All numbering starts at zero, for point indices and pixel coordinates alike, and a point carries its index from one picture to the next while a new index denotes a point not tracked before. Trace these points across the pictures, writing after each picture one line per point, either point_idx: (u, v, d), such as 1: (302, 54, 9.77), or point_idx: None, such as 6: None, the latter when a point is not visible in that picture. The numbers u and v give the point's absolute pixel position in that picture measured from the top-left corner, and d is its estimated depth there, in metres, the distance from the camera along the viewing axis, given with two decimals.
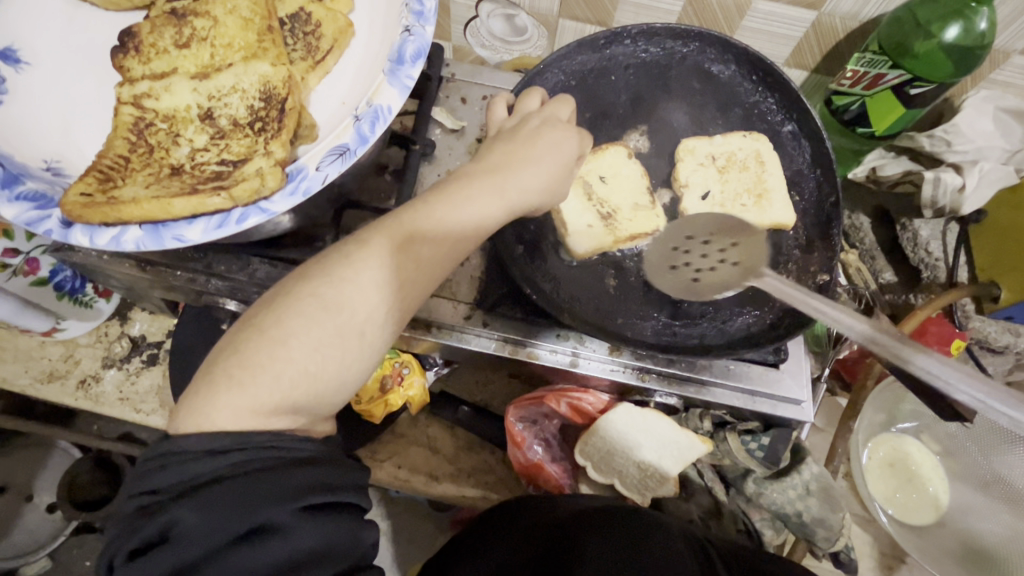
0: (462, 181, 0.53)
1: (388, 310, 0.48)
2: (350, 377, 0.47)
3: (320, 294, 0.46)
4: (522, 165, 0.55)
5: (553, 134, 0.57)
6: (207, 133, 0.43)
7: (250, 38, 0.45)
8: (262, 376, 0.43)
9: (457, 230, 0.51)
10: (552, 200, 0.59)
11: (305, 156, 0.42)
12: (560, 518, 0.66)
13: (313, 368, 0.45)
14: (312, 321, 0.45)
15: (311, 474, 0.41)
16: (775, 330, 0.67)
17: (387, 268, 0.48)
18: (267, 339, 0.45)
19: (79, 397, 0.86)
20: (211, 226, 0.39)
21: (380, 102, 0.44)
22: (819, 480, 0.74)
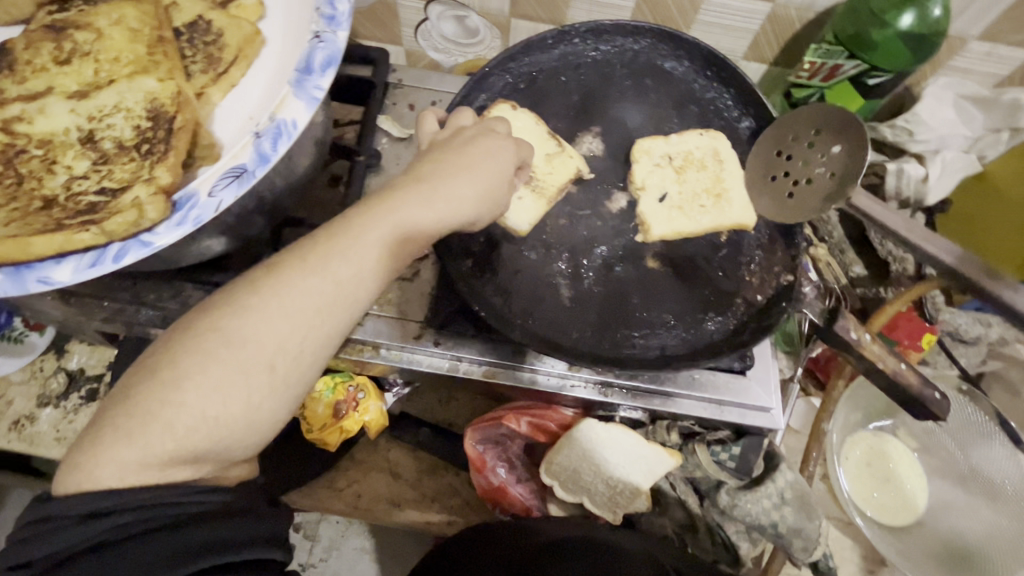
0: (387, 191, 0.48)
1: (304, 341, 0.42)
2: (261, 418, 0.41)
3: (222, 328, 0.41)
4: (455, 170, 0.50)
5: (487, 142, 0.54)
6: (87, 159, 0.39)
7: (140, 52, 0.41)
8: (151, 426, 0.38)
9: (384, 245, 0.46)
10: (495, 211, 0.55)
11: (197, 180, 0.37)
12: (516, 555, 0.62)
13: (214, 413, 0.40)
14: (209, 359, 0.40)
15: (202, 534, 0.38)
16: (738, 336, 0.64)
17: (301, 292, 0.43)
18: (158, 383, 0.39)
19: (11, 440, 0.80)
20: (84, 264, 0.35)
21: (285, 117, 0.40)
22: (794, 488, 0.72)
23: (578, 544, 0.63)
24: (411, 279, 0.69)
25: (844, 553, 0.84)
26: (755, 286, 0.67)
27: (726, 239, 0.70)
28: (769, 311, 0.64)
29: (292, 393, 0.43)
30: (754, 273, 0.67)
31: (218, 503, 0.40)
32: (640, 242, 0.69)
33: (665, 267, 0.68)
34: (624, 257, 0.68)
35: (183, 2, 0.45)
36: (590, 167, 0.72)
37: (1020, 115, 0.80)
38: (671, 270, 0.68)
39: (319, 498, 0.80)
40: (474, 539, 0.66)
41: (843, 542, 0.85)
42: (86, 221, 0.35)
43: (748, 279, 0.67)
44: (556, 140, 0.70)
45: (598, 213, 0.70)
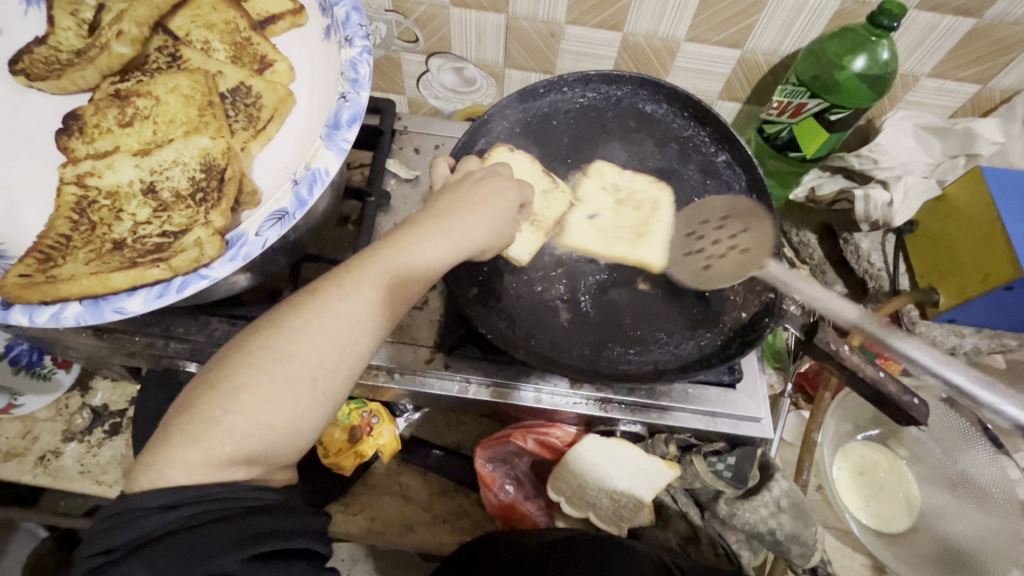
0: (411, 225, 0.55)
1: (343, 356, 0.48)
2: (304, 425, 0.46)
3: (272, 346, 0.46)
4: (469, 207, 0.58)
5: (494, 182, 0.61)
6: (149, 207, 0.45)
7: (192, 114, 0.48)
8: (214, 429, 0.43)
9: (409, 274, 0.52)
10: (502, 243, 0.62)
11: (245, 223, 0.43)
12: (530, 550, 0.66)
13: (267, 419, 0.44)
14: (264, 371, 0.45)
15: (265, 523, 0.41)
16: (726, 350, 0.69)
17: (339, 313, 0.48)
18: (217, 393, 0.44)
19: (37, 475, 0.83)
20: (152, 296, 0.40)
21: (318, 166, 0.46)
22: (789, 496, 0.75)
23: (588, 540, 0.68)
24: (421, 307, 0.74)
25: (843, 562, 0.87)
26: (739, 303, 0.72)
27: (710, 261, 0.76)
28: (753, 326, 0.70)
29: (329, 403, 0.48)
30: (739, 292, 0.73)
31: (272, 500, 0.44)
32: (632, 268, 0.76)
33: (656, 290, 0.74)
34: (617, 282, 0.74)
35: (224, 67, 0.51)
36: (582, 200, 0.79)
37: (974, 142, 0.88)
38: (662, 292, 0.74)
39: (334, 523, 0.83)
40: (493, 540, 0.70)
41: (842, 551, 0.88)
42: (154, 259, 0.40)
43: (733, 297, 0.73)
44: (550, 178, 0.77)
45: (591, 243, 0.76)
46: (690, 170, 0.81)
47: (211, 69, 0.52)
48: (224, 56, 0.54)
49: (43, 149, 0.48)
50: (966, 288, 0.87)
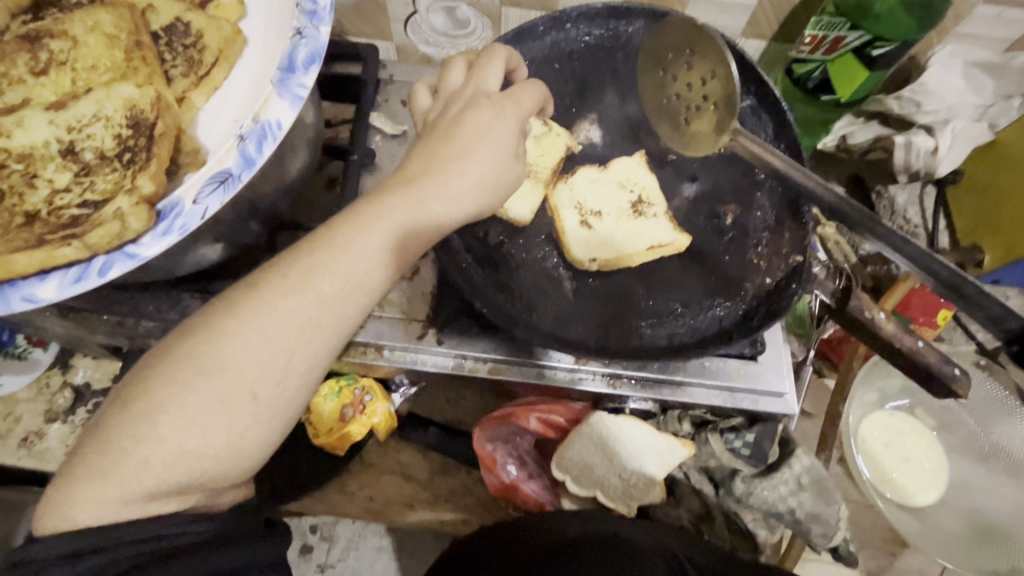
0: (373, 198, 0.46)
1: (290, 364, 0.42)
2: (246, 446, 0.42)
3: (199, 354, 0.41)
4: (442, 173, 0.47)
5: (478, 126, 0.50)
6: (69, 171, 0.38)
7: (118, 58, 0.40)
8: (125, 464, 0.39)
9: (367, 259, 0.44)
10: (498, 197, 0.51)
11: (181, 188, 0.36)
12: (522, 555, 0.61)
13: (194, 444, 0.40)
14: (192, 389, 0.40)
15: (199, 564, 0.40)
16: (749, 321, 0.62)
17: (278, 313, 0.42)
18: (135, 415, 0.40)
19: (22, 457, 0.80)
20: (69, 280, 0.33)
21: (268, 117, 0.38)
22: (811, 473, 0.71)
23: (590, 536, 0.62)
24: (410, 278, 0.67)
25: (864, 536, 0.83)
26: (763, 269, 0.65)
27: (731, 223, 0.69)
28: (780, 293, 0.63)
29: (279, 416, 0.43)
30: (763, 256, 0.66)
31: (208, 534, 0.42)
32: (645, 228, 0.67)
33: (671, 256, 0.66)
34: (632, 241, 0.66)
35: (156, 2, 0.44)
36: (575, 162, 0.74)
37: None
38: (677, 258, 0.66)
39: (332, 503, 0.79)
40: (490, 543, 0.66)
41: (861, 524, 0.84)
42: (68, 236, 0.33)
43: (757, 262, 0.66)
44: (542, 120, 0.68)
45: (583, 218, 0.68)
46: None
47: (141, 5, 0.44)
48: None
49: None
50: (1015, 246, 0.79)
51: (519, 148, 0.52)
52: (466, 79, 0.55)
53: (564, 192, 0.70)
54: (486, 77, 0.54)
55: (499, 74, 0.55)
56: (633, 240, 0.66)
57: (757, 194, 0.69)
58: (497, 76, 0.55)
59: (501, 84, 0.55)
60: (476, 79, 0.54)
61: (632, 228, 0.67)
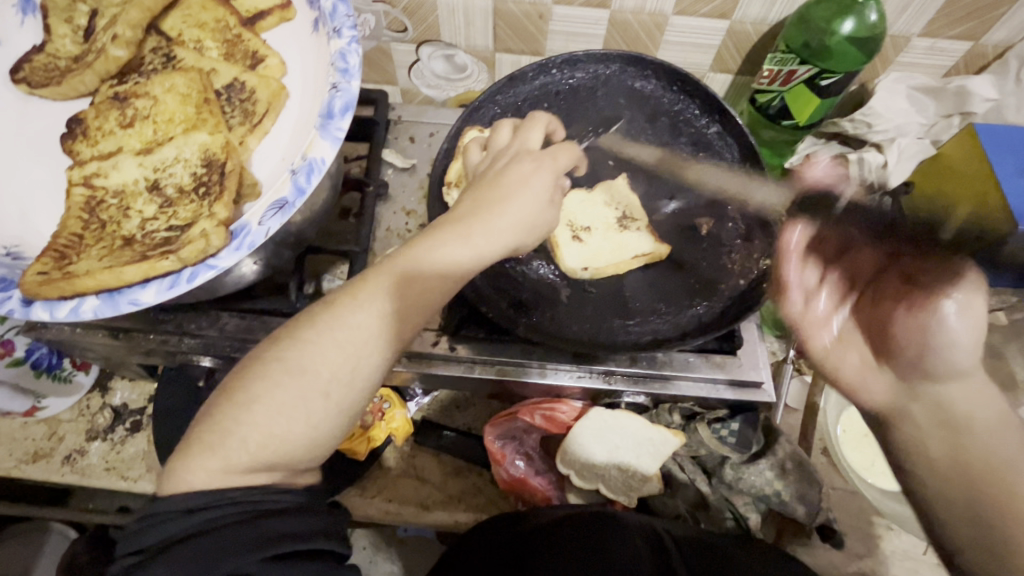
0: (430, 234, 0.55)
1: (357, 370, 0.50)
2: (319, 437, 0.49)
3: (288, 356, 0.49)
4: (487, 211, 0.56)
5: (519, 174, 0.59)
6: (154, 203, 0.47)
7: (190, 112, 0.50)
8: (230, 440, 0.46)
9: (426, 283, 0.53)
10: (533, 236, 0.59)
11: (248, 213, 0.45)
12: (532, 535, 0.69)
13: (281, 430, 0.47)
14: (282, 384, 0.48)
15: (280, 525, 0.44)
16: (726, 317, 0.70)
17: (351, 326, 0.50)
18: (235, 404, 0.47)
19: (66, 473, 0.86)
20: (164, 288, 0.42)
21: (314, 155, 0.47)
22: (793, 458, 0.78)
23: (584, 519, 0.71)
24: None
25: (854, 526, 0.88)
26: (737, 272, 0.74)
27: (706, 232, 0.77)
28: (750, 293, 0.71)
29: (343, 414, 0.50)
30: (735, 259, 0.75)
31: (289, 503, 0.46)
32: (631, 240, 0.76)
33: (655, 265, 0.75)
34: (622, 255, 0.74)
35: (218, 66, 0.53)
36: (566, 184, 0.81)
37: (968, 100, 0.88)
38: (661, 266, 0.75)
39: (354, 506, 0.85)
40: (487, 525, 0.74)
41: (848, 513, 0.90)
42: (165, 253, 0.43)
43: (729, 266, 0.74)
44: None
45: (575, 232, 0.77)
46: (684, 143, 0.81)
47: (205, 68, 0.53)
48: (217, 54, 0.55)
49: (47, 153, 0.50)
50: (962, 247, 0.89)
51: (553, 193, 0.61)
52: (511, 138, 0.65)
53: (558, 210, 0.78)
54: (528, 134, 0.65)
55: (537, 133, 0.65)
56: (620, 252, 0.75)
57: (728, 208, 0.78)
58: (539, 133, 0.65)
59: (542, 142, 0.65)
60: (520, 135, 0.65)
61: (618, 240, 0.76)
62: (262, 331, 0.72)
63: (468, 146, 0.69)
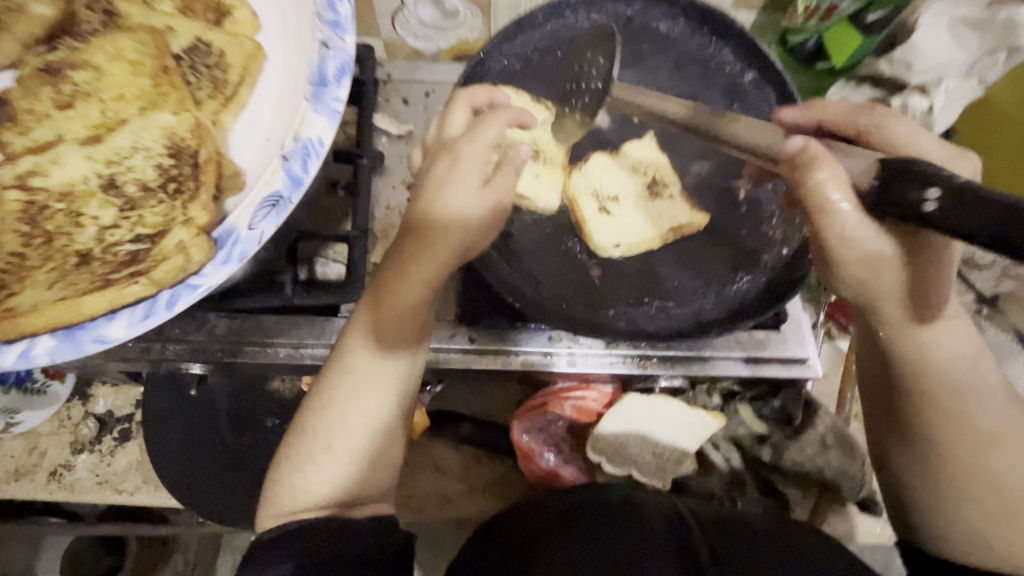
0: (383, 272, 0.55)
1: (344, 422, 0.53)
2: (342, 479, 0.53)
3: (296, 423, 0.55)
4: (421, 233, 0.53)
5: (444, 177, 0.53)
6: (111, 205, 0.38)
7: (144, 84, 0.39)
8: (272, 502, 0.53)
9: (389, 319, 0.53)
10: (489, 226, 0.55)
11: (233, 215, 0.36)
12: (543, 521, 0.61)
13: (302, 487, 0.52)
14: (293, 449, 0.54)
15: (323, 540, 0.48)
16: (773, 290, 0.63)
17: (332, 384, 0.54)
18: (274, 472, 0.55)
19: (55, 490, 0.79)
20: (137, 318, 0.34)
21: (306, 134, 0.38)
22: (835, 431, 0.74)
23: (597, 506, 0.63)
24: None
25: None
26: (778, 240, 0.66)
27: (744, 195, 0.69)
28: (797, 261, 0.64)
29: (361, 460, 0.54)
30: (777, 226, 0.66)
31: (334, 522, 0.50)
32: (665, 210, 0.68)
33: (690, 235, 0.67)
34: (657, 228, 0.67)
35: (175, 23, 0.43)
36: (586, 146, 0.71)
37: None
38: (697, 236, 0.67)
39: None
40: (486, 530, 0.65)
41: None
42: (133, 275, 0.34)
43: (772, 232, 0.66)
44: (544, 105, 0.69)
45: (601, 203, 0.68)
46: (716, 94, 0.72)
47: (157, 27, 0.42)
48: (171, 7, 0.44)
49: None
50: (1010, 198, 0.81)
51: (493, 176, 0.54)
52: (439, 131, 0.58)
53: (578, 176, 0.69)
54: (450, 121, 0.58)
55: (461, 115, 0.58)
56: (654, 223, 0.67)
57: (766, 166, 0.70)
58: (461, 115, 0.58)
59: (466, 123, 0.58)
60: (441, 125, 0.58)
61: (650, 211, 0.68)
62: (258, 332, 0.64)
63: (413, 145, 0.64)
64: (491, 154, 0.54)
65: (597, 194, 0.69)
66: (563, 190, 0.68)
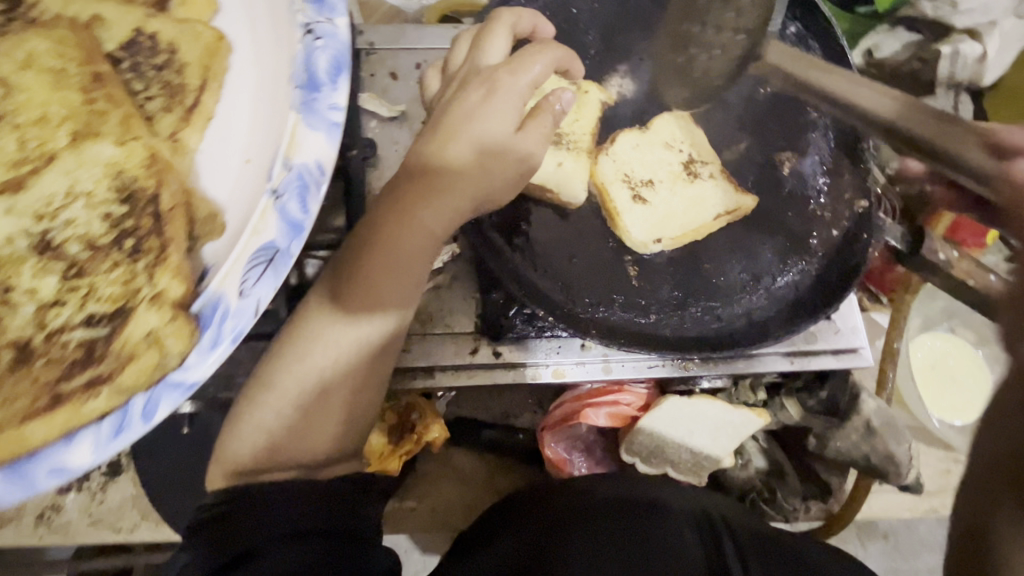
0: (383, 202, 0.47)
1: (340, 372, 0.46)
2: (323, 438, 0.46)
3: (281, 356, 0.46)
4: (435, 162, 0.46)
5: (472, 105, 0.46)
6: (52, 273, 0.29)
7: (72, 102, 0.30)
8: (238, 442, 0.45)
9: (402, 248, 0.45)
10: (511, 182, 0.48)
11: (214, 280, 0.28)
12: (561, 516, 0.56)
13: (260, 437, 0.45)
14: (273, 389, 0.46)
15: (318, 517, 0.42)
16: (826, 280, 0.58)
17: (331, 321, 0.46)
18: (243, 409, 0.46)
19: (43, 536, 0.72)
20: (103, 436, 0.26)
21: (297, 157, 0.29)
22: (879, 415, 0.69)
23: (617, 503, 0.58)
24: (447, 286, 0.61)
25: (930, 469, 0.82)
26: (827, 220, 0.60)
27: (788, 171, 0.62)
28: (849, 246, 0.59)
29: (328, 411, 0.46)
30: (825, 205, 0.61)
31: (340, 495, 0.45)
32: (705, 195, 0.61)
33: (732, 219, 0.60)
34: (695, 217, 0.61)
35: (104, 10, 0.33)
36: (609, 124, 0.63)
37: None
38: (739, 220, 0.60)
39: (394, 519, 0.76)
40: (492, 516, 0.61)
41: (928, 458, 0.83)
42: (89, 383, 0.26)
43: (819, 214, 0.60)
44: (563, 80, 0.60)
45: (633, 189, 0.62)
46: None
47: (80, 18, 0.33)
48: None
49: None
50: None
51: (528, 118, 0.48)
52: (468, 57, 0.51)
53: (606, 162, 0.62)
54: (492, 39, 0.50)
55: (503, 41, 0.50)
56: (697, 210, 0.61)
57: (811, 135, 0.62)
58: (503, 36, 0.50)
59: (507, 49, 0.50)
60: (479, 44, 0.50)
61: (690, 196, 0.62)
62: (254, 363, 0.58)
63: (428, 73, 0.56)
64: (529, 97, 0.48)
65: (628, 179, 0.62)
66: (591, 179, 0.60)
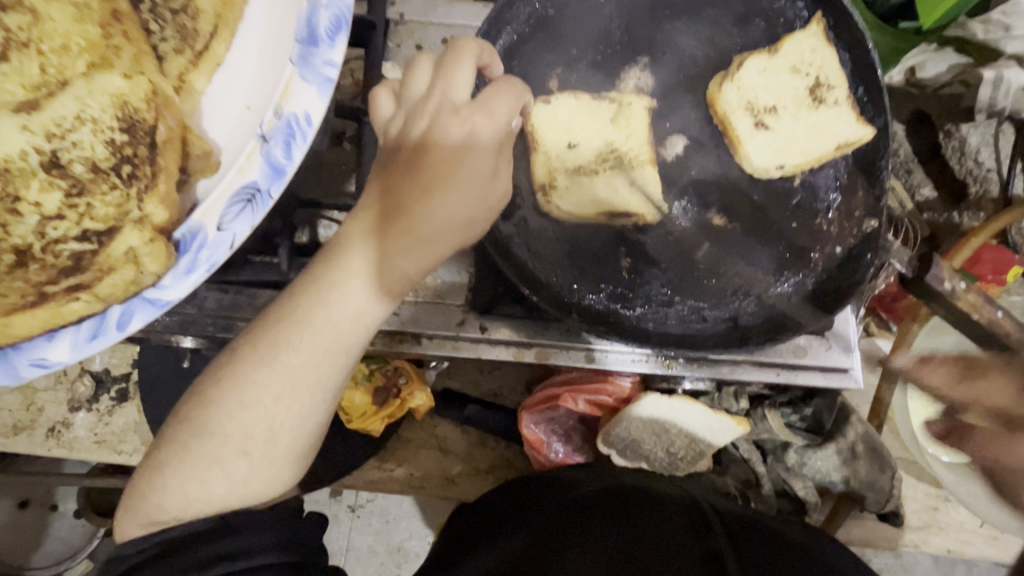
0: (328, 263, 0.44)
1: (269, 427, 0.44)
2: (259, 485, 0.45)
3: (207, 411, 0.44)
4: (399, 228, 0.43)
5: (440, 172, 0.43)
6: (57, 188, 0.34)
7: (91, 32, 0.33)
8: (165, 491, 0.44)
9: (349, 317, 0.44)
10: (474, 235, 0.47)
11: (199, 212, 0.33)
12: (548, 510, 0.59)
13: (199, 494, 0.44)
14: (202, 439, 0.44)
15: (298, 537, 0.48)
16: (817, 296, 0.57)
17: (259, 385, 0.43)
18: (174, 452, 0.45)
19: (53, 448, 0.76)
20: (82, 336, 0.33)
21: (288, 109, 0.33)
22: (865, 440, 0.69)
23: (606, 497, 0.60)
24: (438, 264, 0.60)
25: (919, 504, 0.79)
26: (832, 236, 0.59)
27: (799, 180, 0.61)
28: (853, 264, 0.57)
29: (274, 463, 0.45)
30: (832, 221, 0.59)
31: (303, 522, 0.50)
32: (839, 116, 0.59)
33: (732, 224, 0.60)
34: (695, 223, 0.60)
35: None
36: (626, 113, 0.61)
37: None
38: (739, 225, 0.60)
39: (373, 479, 0.78)
40: (482, 513, 0.64)
41: (918, 492, 0.80)
42: (73, 289, 0.33)
43: (824, 229, 0.59)
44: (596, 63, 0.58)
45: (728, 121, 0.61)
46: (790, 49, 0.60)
47: None
48: None
49: None
50: None
51: (498, 167, 0.45)
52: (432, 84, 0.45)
53: (609, 123, 0.61)
54: (456, 78, 0.44)
55: (468, 72, 0.45)
56: (817, 138, 0.60)
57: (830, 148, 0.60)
58: (469, 72, 0.45)
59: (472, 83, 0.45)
60: (442, 82, 0.44)
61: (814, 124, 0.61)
62: (250, 308, 0.59)
63: (376, 87, 0.48)
64: (501, 143, 0.45)
65: (669, 111, 0.62)
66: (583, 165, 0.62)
